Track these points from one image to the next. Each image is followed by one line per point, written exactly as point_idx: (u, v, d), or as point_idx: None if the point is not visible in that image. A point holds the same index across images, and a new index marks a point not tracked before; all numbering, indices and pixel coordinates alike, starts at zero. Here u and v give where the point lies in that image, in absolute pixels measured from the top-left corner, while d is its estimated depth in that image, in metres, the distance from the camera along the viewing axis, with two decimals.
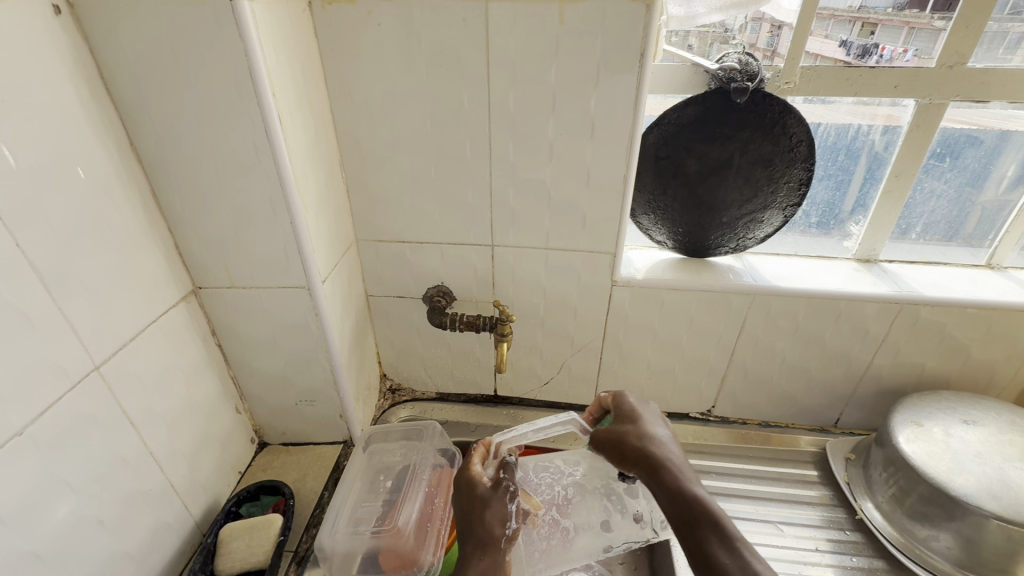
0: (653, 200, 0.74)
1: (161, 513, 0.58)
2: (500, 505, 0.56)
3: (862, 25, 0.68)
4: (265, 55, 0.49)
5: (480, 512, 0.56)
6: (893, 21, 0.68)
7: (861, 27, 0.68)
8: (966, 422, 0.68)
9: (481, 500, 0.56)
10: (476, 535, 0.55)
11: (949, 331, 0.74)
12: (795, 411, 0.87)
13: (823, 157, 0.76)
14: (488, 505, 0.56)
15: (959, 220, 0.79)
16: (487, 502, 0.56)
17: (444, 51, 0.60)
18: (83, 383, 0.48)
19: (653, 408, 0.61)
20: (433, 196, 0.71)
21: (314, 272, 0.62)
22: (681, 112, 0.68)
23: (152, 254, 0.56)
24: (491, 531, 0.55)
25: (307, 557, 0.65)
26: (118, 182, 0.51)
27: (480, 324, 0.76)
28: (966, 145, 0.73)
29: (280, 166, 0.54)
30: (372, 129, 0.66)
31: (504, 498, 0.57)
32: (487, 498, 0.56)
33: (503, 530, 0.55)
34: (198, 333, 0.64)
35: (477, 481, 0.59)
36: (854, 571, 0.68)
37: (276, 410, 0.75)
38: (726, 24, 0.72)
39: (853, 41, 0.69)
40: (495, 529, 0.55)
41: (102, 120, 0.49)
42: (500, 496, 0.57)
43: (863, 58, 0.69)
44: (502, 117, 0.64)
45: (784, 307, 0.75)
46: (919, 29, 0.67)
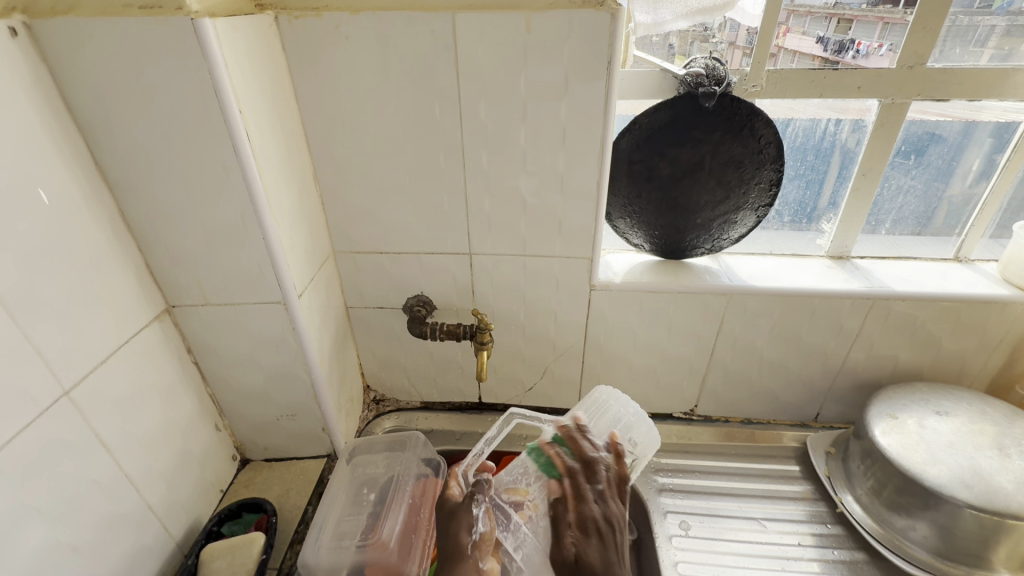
0: (628, 204, 0.75)
1: (139, 536, 0.57)
2: (466, 516, 0.59)
3: (838, 21, 0.70)
4: (230, 72, 0.49)
5: (450, 520, 0.59)
6: (868, 17, 0.68)
7: (837, 23, 0.70)
8: (939, 413, 0.70)
9: (450, 513, 0.60)
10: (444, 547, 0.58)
11: (921, 324, 0.76)
12: (776, 407, 0.88)
13: (793, 157, 0.78)
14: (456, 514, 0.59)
15: (928, 214, 0.81)
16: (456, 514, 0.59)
17: (414, 62, 0.60)
18: (53, 409, 0.47)
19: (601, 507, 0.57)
20: (409, 206, 0.71)
21: (289, 286, 0.61)
22: (653, 117, 0.69)
23: (122, 274, 0.56)
24: (459, 538, 0.58)
25: (292, 573, 0.64)
26: (84, 203, 0.51)
27: (461, 333, 0.76)
28: (930, 142, 0.75)
29: (250, 182, 0.54)
30: (345, 140, 0.66)
31: (468, 506, 0.60)
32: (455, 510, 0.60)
33: (469, 538, 0.58)
34: (173, 351, 0.63)
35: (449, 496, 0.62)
36: (836, 564, 0.70)
37: (257, 425, 0.75)
38: (705, 24, 0.73)
39: (829, 37, 0.70)
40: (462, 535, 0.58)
41: (65, 140, 0.49)
42: (467, 504, 0.60)
43: (839, 53, 0.69)
44: (474, 126, 0.64)
45: (760, 306, 0.76)
46: (894, 24, 0.67)
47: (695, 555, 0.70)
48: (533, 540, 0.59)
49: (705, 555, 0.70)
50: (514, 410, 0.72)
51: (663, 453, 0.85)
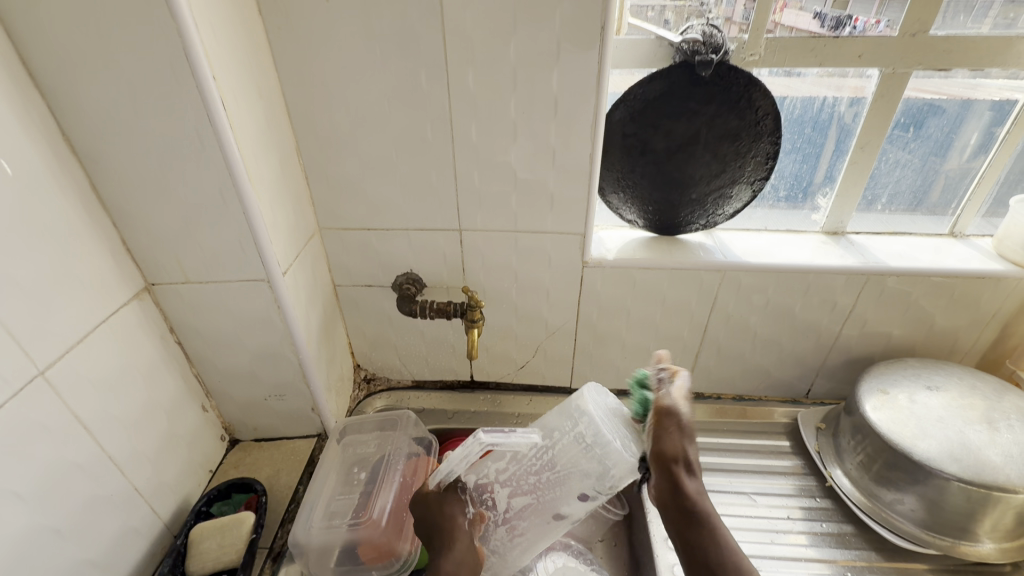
0: (622, 177, 0.73)
1: (126, 517, 0.57)
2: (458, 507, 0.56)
3: None
4: (202, 35, 0.47)
5: (435, 508, 0.56)
6: None
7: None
8: (929, 388, 0.70)
9: (433, 499, 0.57)
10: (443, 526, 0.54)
11: (914, 300, 0.75)
12: (768, 384, 0.88)
13: (790, 130, 0.76)
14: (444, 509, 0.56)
15: (924, 189, 0.80)
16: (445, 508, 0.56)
17: (398, 27, 0.57)
18: (28, 390, 0.46)
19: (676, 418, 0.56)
20: (396, 180, 0.68)
21: (273, 264, 0.60)
22: (647, 87, 0.66)
23: (98, 251, 0.54)
24: (450, 528, 0.54)
25: (282, 553, 0.64)
26: (52, 176, 0.48)
27: (451, 310, 0.75)
28: (928, 115, 0.73)
29: (228, 154, 0.51)
30: (328, 111, 0.64)
31: (456, 491, 0.58)
32: (443, 496, 0.57)
33: (463, 516, 0.56)
34: (154, 331, 0.61)
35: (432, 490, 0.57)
36: (824, 536, 0.70)
37: (245, 405, 0.74)
38: None
39: (827, 13, 0.67)
40: (459, 520, 0.55)
41: (28, 109, 0.46)
42: (451, 491, 0.57)
43: (837, 29, 0.67)
44: (463, 96, 0.62)
45: (754, 282, 0.75)
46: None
47: None
48: (502, 547, 0.59)
49: None
50: (483, 438, 0.53)
51: None
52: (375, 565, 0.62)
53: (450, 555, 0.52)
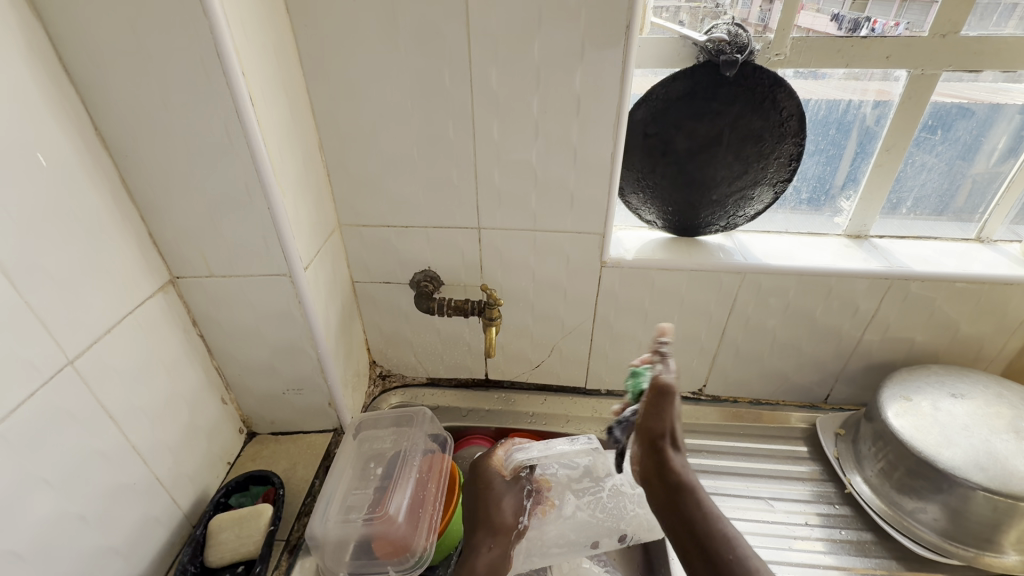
0: (641, 178, 0.73)
1: (148, 507, 0.58)
2: (514, 501, 0.70)
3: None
4: (232, 31, 0.47)
5: (492, 500, 0.69)
6: None
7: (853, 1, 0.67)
8: (954, 395, 0.69)
9: (496, 490, 0.70)
10: (492, 521, 0.67)
11: (938, 306, 0.74)
12: (786, 388, 0.87)
13: (814, 132, 0.75)
14: (496, 508, 0.68)
15: (950, 194, 0.79)
16: (503, 507, 0.68)
17: (424, 25, 0.57)
18: (57, 379, 0.47)
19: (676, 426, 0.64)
20: (416, 178, 0.69)
21: (295, 259, 0.60)
22: (670, 87, 0.66)
23: (125, 242, 0.54)
24: (496, 516, 0.68)
25: (299, 546, 0.65)
26: (83, 169, 0.49)
27: (469, 308, 0.75)
28: (957, 117, 0.72)
29: (254, 149, 0.52)
30: (352, 109, 0.64)
31: (519, 494, 0.71)
32: (506, 492, 0.70)
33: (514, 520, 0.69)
34: (178, 323, 0.62)
35: (500, 486, 0.70)
36: (842, 544, 0.69)
37: (263, 399, 0.74)
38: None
39: (844, 15, 0.67)
40: (509, 514, 0.69)
41: (62, 104, 0.47)
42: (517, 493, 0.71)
43: (854, 32, 0.67)
44: (485, 94, 0.62)
45: (774, 285, 0.74)
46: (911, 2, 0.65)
47: None
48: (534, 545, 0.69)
49: None
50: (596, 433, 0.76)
51: None
52: (390, 561, 0.62)
53: (487, 553, 0.65)
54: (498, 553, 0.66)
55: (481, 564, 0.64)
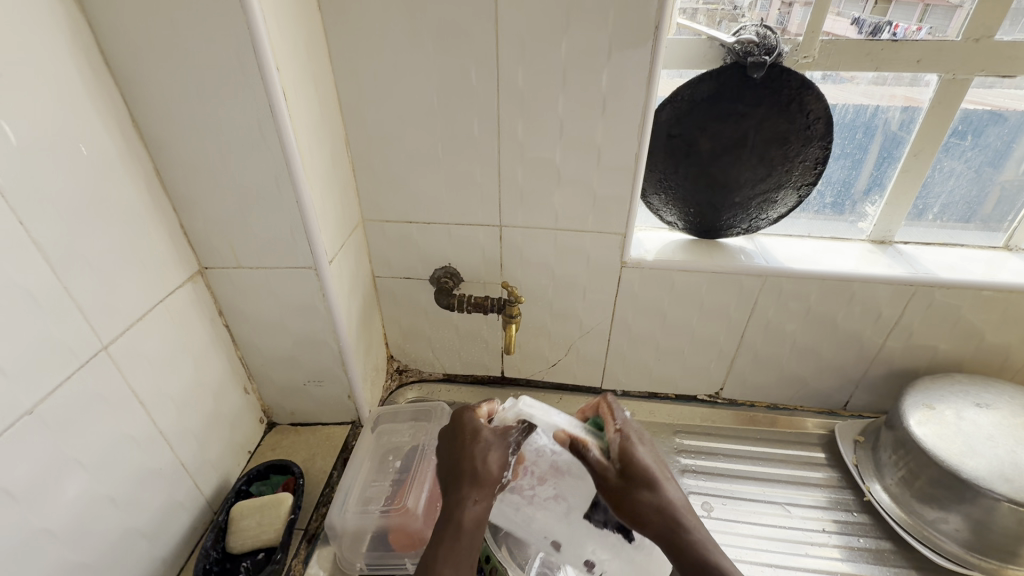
0: (664, 179, 0.73)
1: (173, 492, 0.59)
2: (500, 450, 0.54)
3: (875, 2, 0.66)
4: (268, 28, 0.48)
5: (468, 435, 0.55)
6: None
7: (874, 4, 0.66)
8: (979, 405, 0.68)
9: (481, 440, 0.54)
10: (472, 472, 0.52)
11: (964, 314, 0.73)
12: (805, 394, 0.86)
13: (840, 135, 0.74)
14: (478, 453, 0.53)
15: (978, 201, 0.77)
16: (485, 439, 0.55)
17: (452, 23, 0.58)
18: (93, 363, 0.48)
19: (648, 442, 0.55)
20: (440, 174, 0.69)
21: (321, 252, 0.61)
22: (695, 88, 0.66)
23: (158, 233, 0.56)
24: (475, 464, 0.53)
25: (317, 535, 0.66)
26: (121, 160, 0.51)
27: (488, 305, 0.76)
28: (989, 123, 0.71)
29: (285, 143, 0.53)
30: (378, 105, 0.65)
31: (506, 450, 0.55)
32: (489, 442, 0.54)
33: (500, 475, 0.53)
34: (205, 313, 0.63)
35: (487, 436, 0.55)
36: (860, 551, 0.69)
37: (284, 390, 0.75)
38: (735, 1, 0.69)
39: (865, 19, 0.66)
40: (495, 459, 0.54)
41: (101, 94, 0.48)
42: (502, 449, 0.55)
43: (874, 36, 0.66)
44: (511, 93, 0.62)
45: (795, 289, 0.74)
46: (935, 6, 0.65)
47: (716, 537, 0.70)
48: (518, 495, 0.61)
49: (725, 537, 0.70)
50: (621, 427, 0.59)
51: (685, 435, 0.84)
52: (407, 553, 0.63)
53: (472, 510, 0.50)
54: (483, 506, 0.51)
55: (464, 516, 0.50)
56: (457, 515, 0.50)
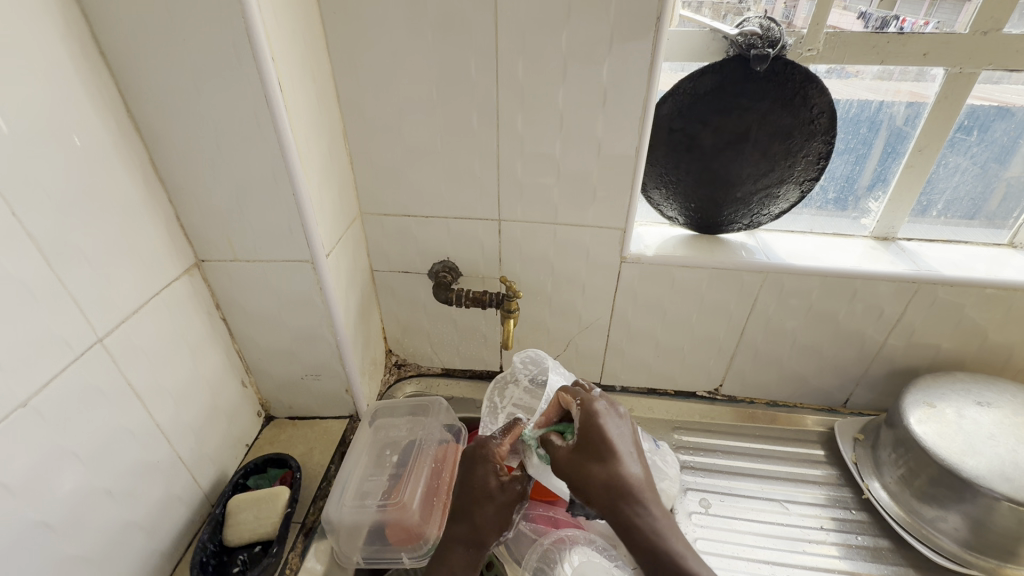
0: (664, 173, 0.72)
1: (170, 485, 0.59)
2: (499, 504, 0.57)
3: None
4: (264, 18, 0.47)
5: (477, 481, 0.57)
6: None
7: None
8: (980, 404, 0.67)
9: (488, 496, 0.57)
10: (472, 523, 0.56)
11: (967, 312, 0.72)
12: (804, 391, 0.86)
13: (844, 130, 0.73)
14: (483, 508, 0.56)
15: (983, 197, 0.76)
16: (492, 495, 0.57)
17: (452, 14, 0.57)
18: (87, 355, 0.48)
19: (620, 424, 0.54)
20: (438, 167, 0.69)
21: (318, 246, 0.61)
22: (697, 81, 0.65)
23: (153, 225, 0.55)
24: (476, 516, 0.56)
25: (315, 528, 0.66)
26: (115, 151, 0.50)
27: (487, 300, 0.75)
28: (995, 118, 0.70)
29: (281, 135, 0.52)
30: (376, 96, 0.64)
31: (510, 508, 0.57)
32: (494, 500, 0.57)
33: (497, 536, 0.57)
34: (201, 306, 0.63)
35: (495, 492, 0.57)
36: (858, 549, 0.69)
37: (282, 383, 0.75)
38: None
39: (872, 13, 0.65)
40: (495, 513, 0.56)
41: (96, 84, 0.48)
42: (506, 506, 0.57)
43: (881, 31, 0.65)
44: (511, 86, 0.61)
45: (797, 285, 0.73)
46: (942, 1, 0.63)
47: (714, 534, 0.70)
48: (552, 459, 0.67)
49: (723, 533, 0.70)
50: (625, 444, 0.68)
51: (684, 431, 0.84)
52: (404, 547, 0.63)
53: (461, 554, 0.55)
54: (475, 556, 0.55)
55: (456, 566, 0.54)
56: (449, 564, 0.54)
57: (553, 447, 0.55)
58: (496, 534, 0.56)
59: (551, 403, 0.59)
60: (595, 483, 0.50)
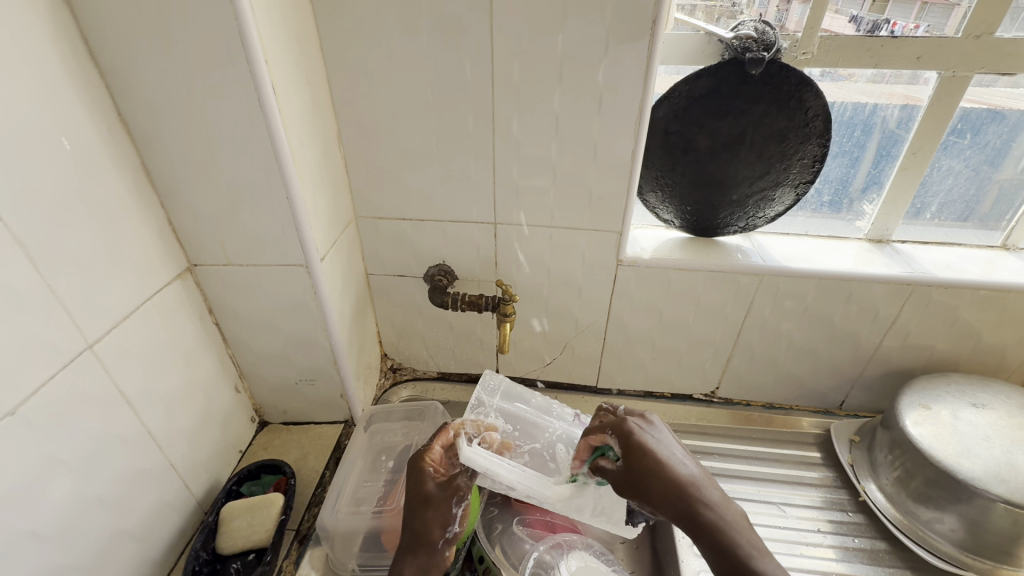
0: (660, 176, 0.72)
1: (162, 492, 0.58)
2: (437, 502, 0.55)
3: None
4: (257, 20, 0.47)
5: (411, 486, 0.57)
6: None
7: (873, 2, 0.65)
8: (975, 405, 0.67)
9: (425, 498, 0.55)
10: (414, 528, 0.55)
11: (961, 314, 0.72)
12: (800, 393, 0.86)
13: (839, 133, 0.73)
14: (422, 510, 0.55)
15: (976, 200, 0.77)
16: (428, 496, 0.55)
17: (446, 17, 0.57)
18: (78, 361, 0.47)
19: (660, 432, 0.56)
20: (433, 171, 0.68)
21: (312, 250, 0.60)
22: (693, 85, 0.65)
23: (145, 229, 0.55)
24: (414, 521, 0.55)
25: (309, 536, 0.65)
26: (105, 154, 0.49)
27: (483, 304, 0.75)
28: (988, 121, 0.70)
29: (275, 138, 0.52)
30: (371, 99, 0.64)
31: (450, 503, 0.56)
32: (431, 500, 0.55)
33: (443, 533, 0.55)
34: (193, 311, 0.62)
35: (430, 492, 0.56)
36: (855, 552, 0.68)
37: (276, 388, 0.75)
38: None
39: (863, 17, 0.66)
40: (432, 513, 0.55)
41: (85, 87, 0.47)
42: (444, 502, 0.56)
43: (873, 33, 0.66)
44: (506, 88, 0.61)
45: (793, 288, 0.73)
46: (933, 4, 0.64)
47: None
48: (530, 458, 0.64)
49: None
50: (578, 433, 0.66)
51: (681, 434, 0.84)
52: None
53: (411, 561, 0.53)
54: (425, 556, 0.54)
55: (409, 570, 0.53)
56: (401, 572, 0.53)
57: (607, 470, 0.55)
58: (441, 531, 0.55)
59: (582, 442, 0.59)
60: (654, 494, 0.50)
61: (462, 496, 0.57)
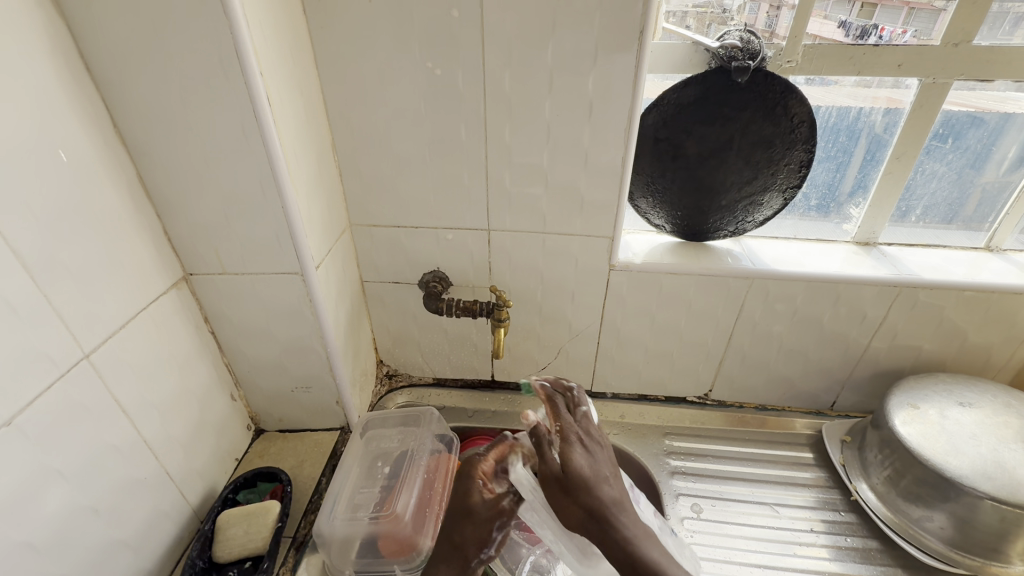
0: (651, 182, 0.73)
1: (157, 502, 0.58)
2: (477, 522, 0.55)
3: (861, 6, 0.67)
4: (251, 33, 0.48)
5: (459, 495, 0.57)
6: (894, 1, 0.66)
7: (861, 7, 0.67)
8: (962, 404, 0.69)
9: (468, 510, 0.56)
10: (448, 540, 0.55)
11: (947, 315, 0.74)
12: (792, 394, 0.87)
13: (825, 138, 0.75)
14: (460, 526, 0.55)
15: (959, 203, 0.78)
16: (471, 511, 0.55)
17: (438, 29, 0.58)
18: (74, 371, 0.47)
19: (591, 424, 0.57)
20: (427, 179, 0.69)
21: (307, 258, 0.61)
22: (681, 93, 0.67)
23: (141, 239, 0.55)
24: (454, 534, 0.55)
25: (306, 543, 0.65)
26: (100, 166, 0.50)
27: (478, 309, 0.76)
28: (968, 126, 0.72)
29: (270, 148, 0.52)
30: (365, 109, 0.65)
31: (491, 525, 0.56)
32: (473, 516, 0.55)
33: (478, 554, 0.55)
34: (189, 320, 0.63)
35: (476, 508, 0.56)
36: (847, 551, 0.69)
37: (272, 396, 0.75)
38: (724, 4, 0.71)
39: (851, 22, 0.68)
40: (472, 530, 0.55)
41: (82, 101, 0.48)
42: (487, 523, 0.56)
43: (862, 38, 0.67)
44: (497, 98, 0.62)
45: (782, 290, 0.74)
46: (919, 10, 0.66)
47: (706, 538, 0.71)
48: None
49: (714, 538, 0.70)
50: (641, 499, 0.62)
51: (675, 437, 0.84)
52: (396, 560, 0.62)
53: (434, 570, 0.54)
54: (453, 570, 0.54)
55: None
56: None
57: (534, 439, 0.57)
58: (476, 551, 0.55)
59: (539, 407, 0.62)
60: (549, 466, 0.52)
61: (506, 521, 0.57)
